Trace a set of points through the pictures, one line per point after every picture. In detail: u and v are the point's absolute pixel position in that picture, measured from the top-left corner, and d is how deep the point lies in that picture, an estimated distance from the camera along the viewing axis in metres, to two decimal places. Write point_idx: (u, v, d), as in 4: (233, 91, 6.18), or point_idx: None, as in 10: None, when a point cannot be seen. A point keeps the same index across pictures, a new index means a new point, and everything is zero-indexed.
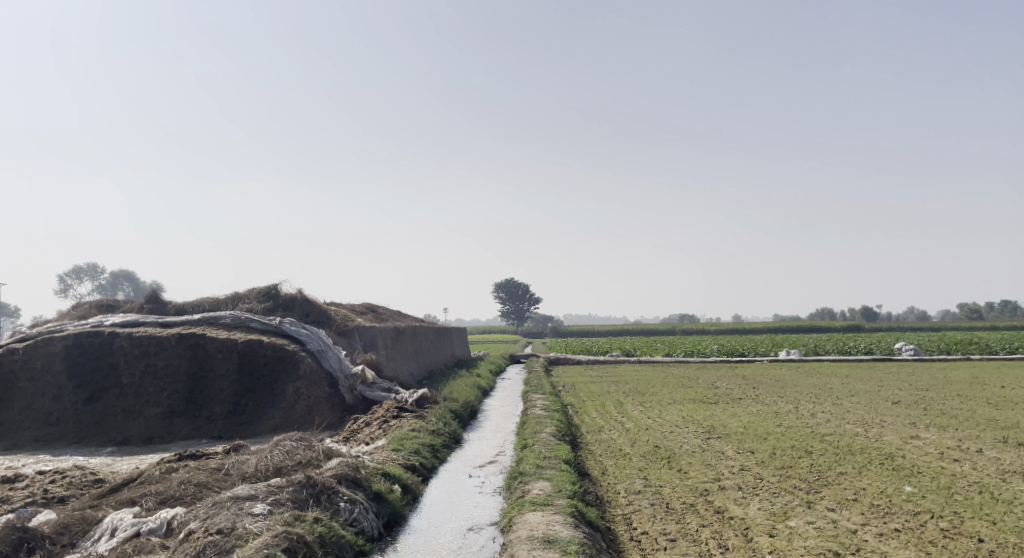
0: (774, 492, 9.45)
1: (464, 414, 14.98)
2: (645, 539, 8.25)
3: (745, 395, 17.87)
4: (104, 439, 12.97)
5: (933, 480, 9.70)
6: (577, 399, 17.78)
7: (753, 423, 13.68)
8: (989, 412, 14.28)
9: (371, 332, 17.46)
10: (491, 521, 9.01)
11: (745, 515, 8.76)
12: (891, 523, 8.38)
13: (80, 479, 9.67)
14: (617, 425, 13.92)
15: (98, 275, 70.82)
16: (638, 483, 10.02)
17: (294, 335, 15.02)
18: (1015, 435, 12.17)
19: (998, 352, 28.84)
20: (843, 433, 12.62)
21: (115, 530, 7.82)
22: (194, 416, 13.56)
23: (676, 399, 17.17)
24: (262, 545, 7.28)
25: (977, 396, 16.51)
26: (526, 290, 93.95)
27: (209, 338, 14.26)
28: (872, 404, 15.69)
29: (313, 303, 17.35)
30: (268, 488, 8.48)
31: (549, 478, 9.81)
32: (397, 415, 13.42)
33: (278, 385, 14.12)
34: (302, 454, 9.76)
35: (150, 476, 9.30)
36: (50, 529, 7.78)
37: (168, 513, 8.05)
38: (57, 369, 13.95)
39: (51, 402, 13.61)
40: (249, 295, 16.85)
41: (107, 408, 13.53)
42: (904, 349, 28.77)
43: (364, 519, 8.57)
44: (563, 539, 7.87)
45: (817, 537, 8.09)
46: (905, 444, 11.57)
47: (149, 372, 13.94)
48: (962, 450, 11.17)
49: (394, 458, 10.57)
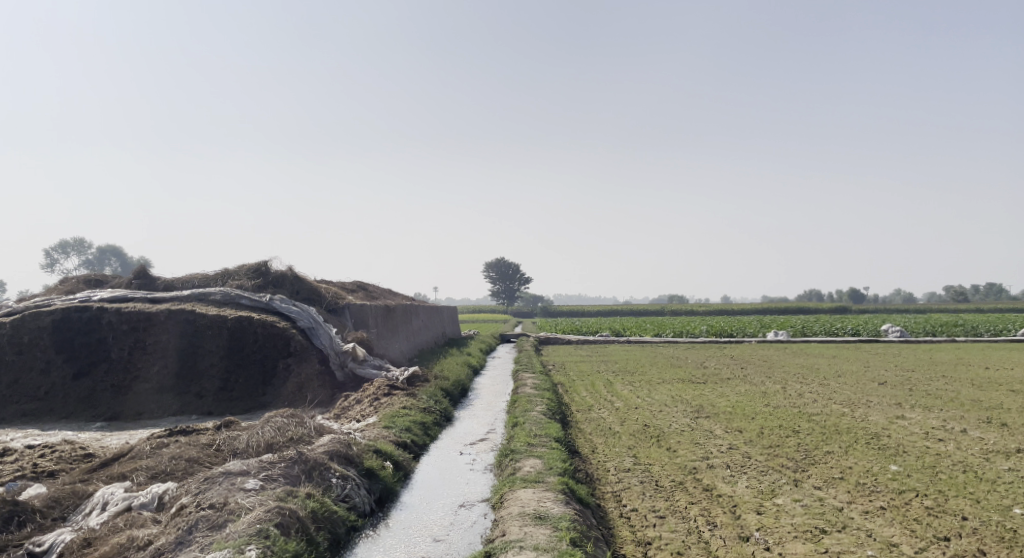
0: (761, 471, 9.55)
1: (455, 392, 15.04)
2: (634, 516, 8.34)
3: (732, 374, 18.00)
4: (93, 413, 12.94)
5: (918, 460, 9.82)
6: (566, 378, 17.85)
7: (741, 403, 13.78)
8: (974, 393, 14.44)
9: (361, 310, 17.44)
10: (482, 497, 9.05)
11: (732, 492, 8.87)
12: (876, 501, 8.50)
13: (69, 453, 9.64)
14: (607, 405, 13.97)
15: (86, 251, 70.23)
16: (627, 461, 10.09)
17: (284, 312, 14.97)
18: (998, 415, 12.33)
19: (982, 335, 29.12)
20: (830, 413, 12.73)
21: (107, 504, 7.82)
22: (183, 392, 13.54)
23: (665, 379, 17.28)
24: (255, 520, 7.32)
25: (963, 377, 16.69)
26: (516, 270, 93.66)
27: (199, 314, 14.20)
28: (858, 384, 15.85)
29: (303, 281, 17.25)
30: (259, 464, 8.49)
31: (540, 456, 9.87)
32: (388, 392, 13.44)
33: (269, 361, 14.10)
34: (293, 431, 9.78)
35: (140, 451, 9.27)
36: (40, 503, 7.78)
37: (159, 488, 8.03)
38: (44, 344, 13.83)
39: (40, 377, 13.54)
40: (238, 272, 16.74)
41: (96, 383, 13.49)
42: (890, 332, 29.05)
43: (356, 496, 8.61)
44: (554, 515, 7.95)
45: (803, 515, 8.21)
46: (891, 425, 11.70)
47: (138, 348, 13.88)
48: (946, 430, 11.30)
49: (385, 435, 10.59)
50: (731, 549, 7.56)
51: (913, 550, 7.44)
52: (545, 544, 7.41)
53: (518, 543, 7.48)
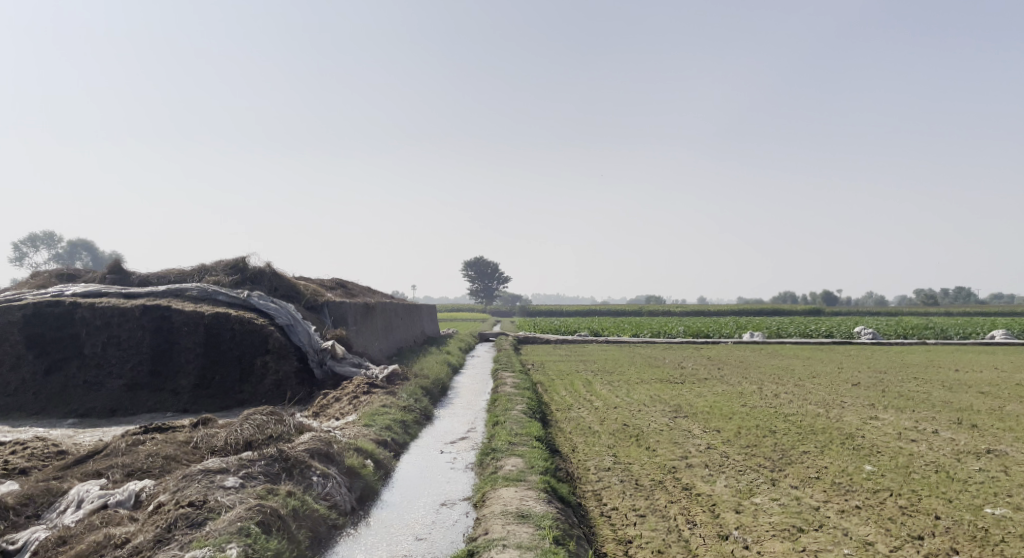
0: (739, 470, 9.65)
1: (434, 391, 15.01)
2: (615, 515, 8.39)
3: (709, 375, 18.17)
4: (65, 410, 12.73)
5: (891, 460, 9.99)
6: (546, 377, 17.94)
7: (718, 403, 13.90)
8: (945, 394, 14.73)
9: (340, 308, 17.36)
10: (463, 496, 9.05)
11: (711, 491, 8.96)
12: (852, 500, 8.63)
13: (41, 450, 9.46)
14: (586, 404, 14.05)
15: (57, 245, 69.03)
16: (607, 460, 10.14)
17: (263, 309, 14.81)
18: (968, 416, 12.58)
19: (951, 337, 29.82)
20: (806, 413, 12.89)
21: (82, 501, 7.69)
22: (158, 389, 13.38)
23: (643, 379, 17.40)
24: (235, 518, 7.25)
25: (933, 378, 17.04)
26: (495, 270, 93.78)
27: (175, 310, 14.01)
28: (832, 385, 16.10)
29: (281, 278, 17.11)
30: (239, 461, 8.41)
31: (521, 454, 9.91)
32: (368, 391, 13.38)
33: (246, 358, 13.93)
34: (273, 428, 9.69)
35: (115, 448, 9.13)
36: (13, 500, 7.64)
37: (136, 485, 7.92)
38: (15, 339, 13.57)
39: (10, 373, 13.30)
40: (215, 268, 16.56)
41: (68, 379, 13.27)
42: (862, 333, 29.60)
43: (337, 494, 8.56)
44: (537, 514, 7.97)
45: (781, 514, 8.31)
46: (864, 425, 11.89)
47: (112, 343, 13.66)
48: (918, 431, 11.52)
49: (366, 434, 10.53)
50: (712, 548, 7.63)
51: (888, 549, 7.56)
52: (528, 542, 7.42)
53: (500, 542, 7.50)
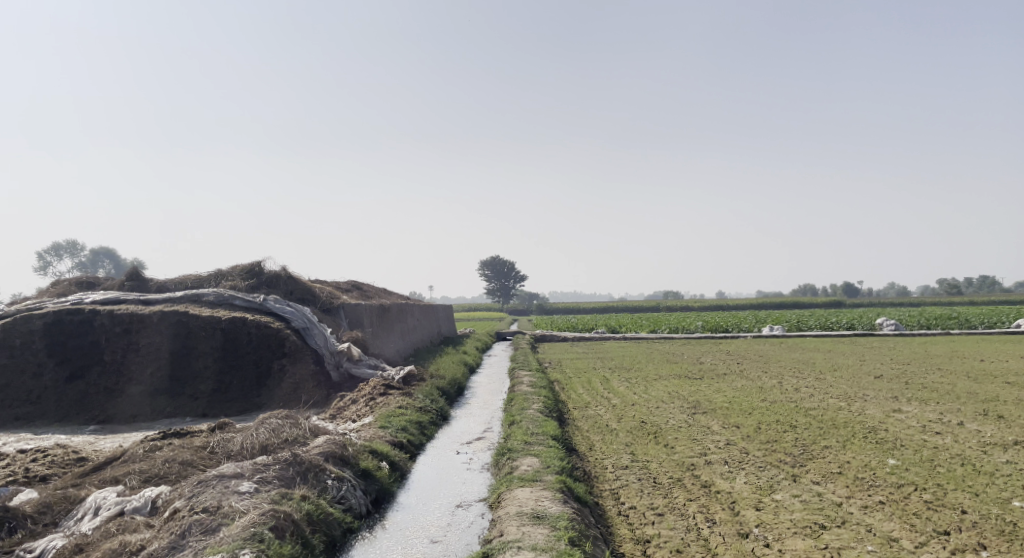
0: (759, 466, 9.52)
1: (451, 391, 14.97)
2: (633, 514, 8.29)
3: (728, 370, 18.00)
4: (86, 417, 12.83)
5: (915, 453, 9.80)
6: (563, 375, 17.86)
7: (737, 398, 13.75)
8: (971, 385, 14.45)
9: (356, 310, 17.39)
10: (479, 497, 8.97)
11: (730, 488, 8.83)
12: (875, 495, 8.47)
13: (61, 458, 9.52)
14: (603, 401, 13.96)
15: (79, 253, 69.92)
16: (625, 458, 10.04)
17: (279, 312, 14.86)
18: (994, 407, 12.32)
19: (976, 327, 29.30)
20: (827, 407, 12.70)
21: (99, 509, 7.72)
22: (177, 394, 13.45)
23: (662, 375, 17.25)
24: (249, 523, 7.24)
25: (958, 369, 16.74)
26: (512, 268, 93.78)
27: (192, 316, 14.09)
28: (854, 378, 15.87)
29: (297, 281, 17.16)
30: (253, 466, 8.41)
31: (537, 454, 9.83)
32: (384, 392, 13.37)
33: (263, 362, 13.98)
34: (288, 432, 9.69)
35: (133, 455, 9.17)
36: (32, 509, 7.69)
37: (153, 492, 7.94)
38: (36, 347, 13.69)
39: (32, 381, 13.41)
40: (231, 273, 16.65)
41: (88, 386, 13.38)
42: (885, 324, 29.19)
43: (352, 497, 8.54)
44: (552, 515, 7.89)
45: (802, 510, 8.17)
46: (887, 418, 11.68)
47: (130, 350, 13.75)
48: (943, 423, 11.29)
49: (381, 435, 10.52)
50: (732, 547, 7.51)
51: (912, 545, 7.40)
52: (543, 544, 7.35)
53: (515, 544, 7.42)
